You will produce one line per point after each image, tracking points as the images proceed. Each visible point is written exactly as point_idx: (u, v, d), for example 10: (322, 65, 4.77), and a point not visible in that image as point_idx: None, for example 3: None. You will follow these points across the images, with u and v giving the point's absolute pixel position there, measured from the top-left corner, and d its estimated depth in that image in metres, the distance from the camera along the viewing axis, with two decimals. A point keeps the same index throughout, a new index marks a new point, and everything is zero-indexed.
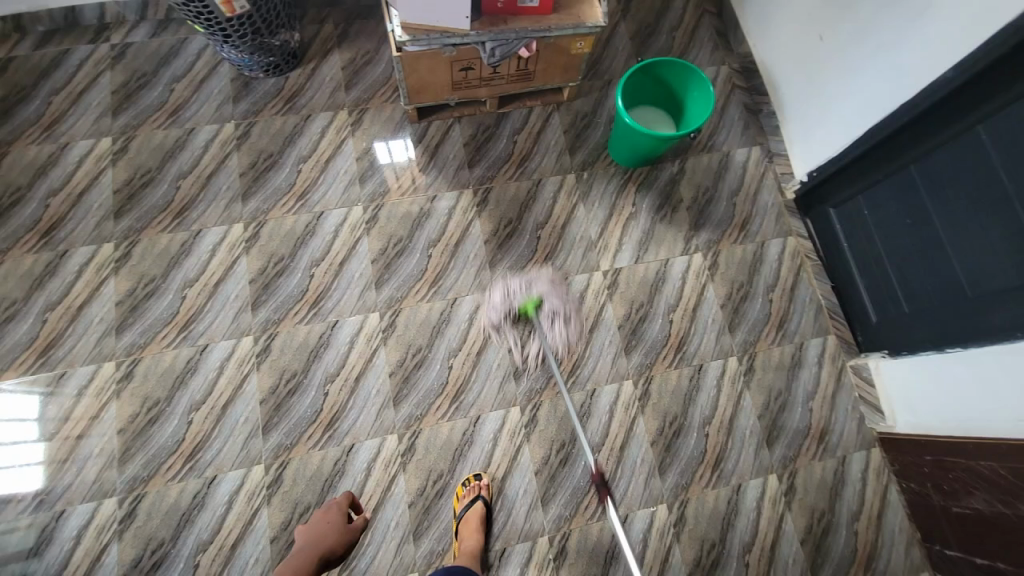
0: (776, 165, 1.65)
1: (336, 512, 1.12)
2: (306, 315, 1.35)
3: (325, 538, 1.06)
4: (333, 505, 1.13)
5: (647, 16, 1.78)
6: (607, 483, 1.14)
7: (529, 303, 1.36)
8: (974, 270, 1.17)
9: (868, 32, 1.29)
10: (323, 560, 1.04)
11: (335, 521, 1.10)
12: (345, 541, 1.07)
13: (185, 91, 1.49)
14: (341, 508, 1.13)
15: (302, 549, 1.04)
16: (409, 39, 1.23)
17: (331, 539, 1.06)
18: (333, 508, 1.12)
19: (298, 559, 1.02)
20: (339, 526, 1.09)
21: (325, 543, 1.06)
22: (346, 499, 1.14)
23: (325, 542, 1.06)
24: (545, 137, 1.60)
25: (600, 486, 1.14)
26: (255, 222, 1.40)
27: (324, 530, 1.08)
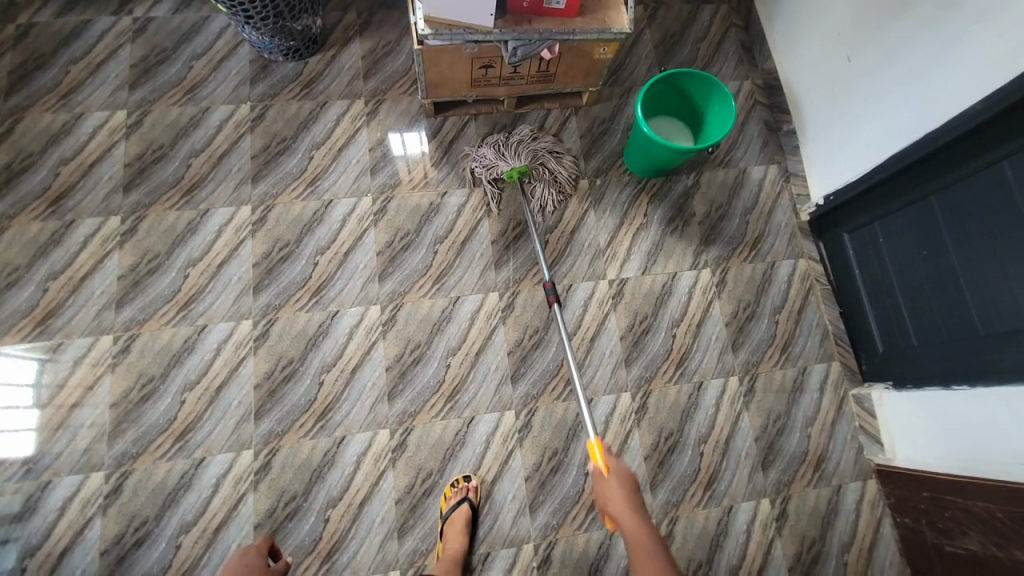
0: (792, 185, 1.63)
1: (254, 554, 1.03)
2: (307, 303, 1.34)
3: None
4: (251, 548, 1.05)
5: (673, 25, 1.76)
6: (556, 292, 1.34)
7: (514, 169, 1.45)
8: (988, 307, 1.15)
9: (898, 57, 1.27)
10: None
11: (256, 561, 1.02)
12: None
13: (203, 69, 1.48)
14: (260, 551, 1.05)
15: None
16: (431, 33, 1.22)
17: None
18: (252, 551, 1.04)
19: None
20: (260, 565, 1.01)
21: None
22: (266, 543, 1.07)
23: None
24: (560, 140, 1.59)
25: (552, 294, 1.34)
26: (264, 205, 1.40)
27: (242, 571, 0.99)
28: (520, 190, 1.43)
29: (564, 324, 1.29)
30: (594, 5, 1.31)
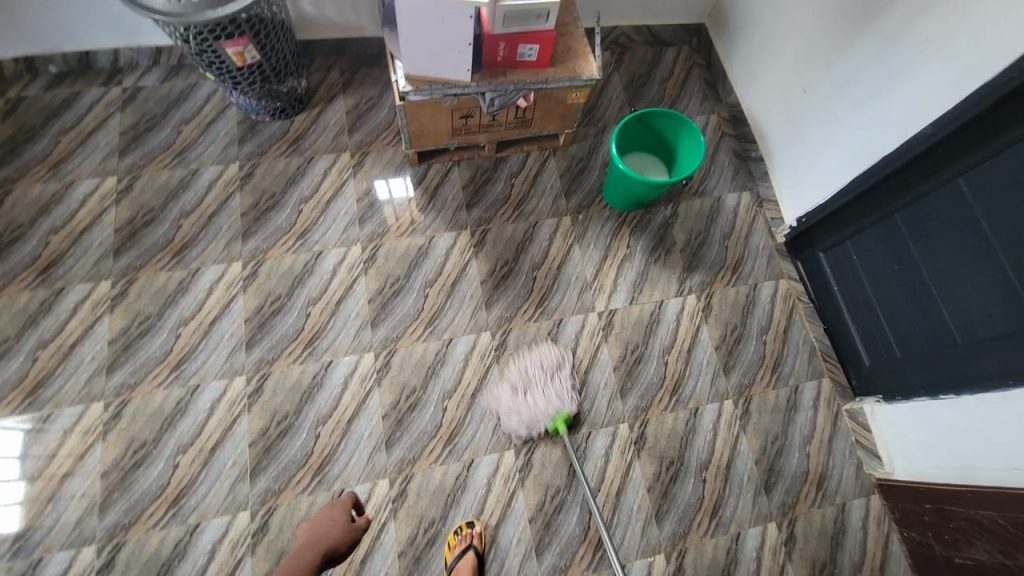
0: (766, 210, 1.70)
1: (340, 510, 1.14)
2: (300, 355, 1.34)
3: (324, 536, 1.07)
4: (337, 504, 1.15)
5: (640, 67, 1.87)
6: None
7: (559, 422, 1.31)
8: (963, 316, 1.19)
9: (850, 87, 1.36)
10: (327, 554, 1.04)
11: (338, 518, 1.11)
12: (348, 538, 1.08)
13: (192, 133, 1.53)
14: (344, 508, 1.14)
15: (307, 543, 1.06)
16: (412, 89, 1.28)
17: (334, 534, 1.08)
18: (338, 506, 1.14)
19: (301, 551, 1.03)
20: (340, 522, 1.10)
21: (328, 538, 1.07)
22: (350, 500, 1.16)
23: (328, 537, 1.07)
24: (541, 180, 1.65)
25: None
26: (254, 260, 1.42)
27: (326, 525, 1.10)
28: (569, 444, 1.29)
29: None
30: (564, 55, 1.39)
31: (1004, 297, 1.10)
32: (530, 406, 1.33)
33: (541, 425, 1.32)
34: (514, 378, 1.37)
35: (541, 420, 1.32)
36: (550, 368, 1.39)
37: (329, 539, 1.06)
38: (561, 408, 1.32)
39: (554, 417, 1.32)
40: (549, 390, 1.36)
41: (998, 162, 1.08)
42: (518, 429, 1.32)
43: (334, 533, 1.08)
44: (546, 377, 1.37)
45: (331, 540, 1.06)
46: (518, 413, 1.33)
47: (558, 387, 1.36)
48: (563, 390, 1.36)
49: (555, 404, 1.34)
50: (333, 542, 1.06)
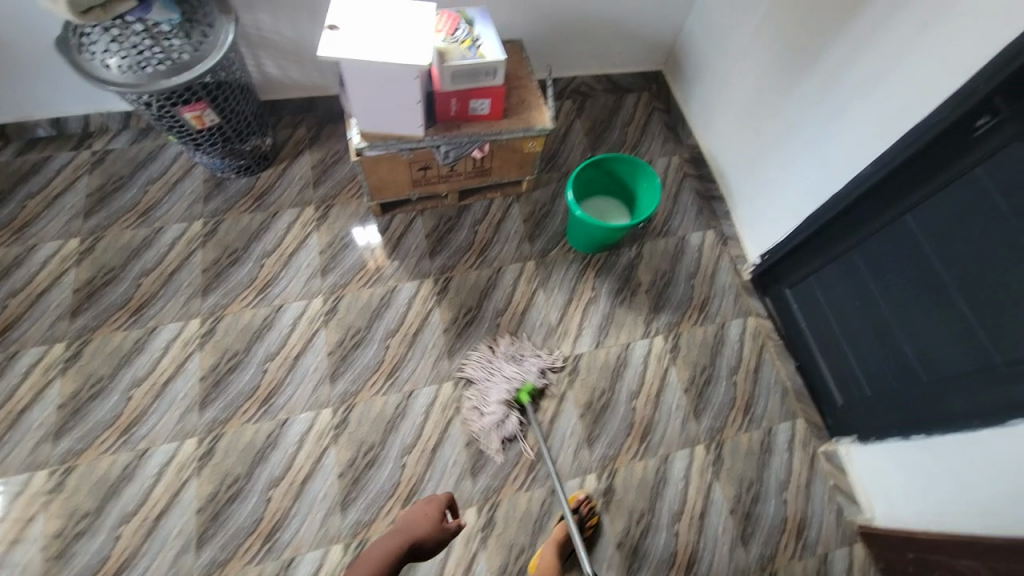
0: (730, 248, 1.70)
1: (435, 507, 1.16)
2: (255, 413, 1.31)
3: (413, 528, 1.12)
4: (434, 500, 1.18)
5: (601, 113, 1.93)
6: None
7: (525, 391, 1.37)
8: (925, 354, 1.17)
9: (795, 129, 1.37)
10: (413, 547, 1.11)
11: (431, 515, 1.14)
12: (435, 537, 1.12)
13: (158, 192, 1.56)
14: (439, 505, 1.17)
15: (399, 529, 1.13)
16: (367, 145, 1.30)
17: (423, 531, 1.12)
18: (435, 500, 1.18)
19: (393, 537, 1.11)
20: (428, 521, 1.14)
21: (416, 531, 1.12)
22: (446, 499, 1.18)
23: (417, 531, 1.12)
24: (505, 226, 1.66)
25: None
26: (213, 317, 1.41)
27: (418, 517, 1.14)
28: (535, 411, 1.34)
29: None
30: (517, 107, 1.43)
31: (962, 336, 1.08)
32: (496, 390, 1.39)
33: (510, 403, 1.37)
34: (473, 381, 1.42)
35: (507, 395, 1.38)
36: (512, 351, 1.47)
37: (417, 531, 1.12)
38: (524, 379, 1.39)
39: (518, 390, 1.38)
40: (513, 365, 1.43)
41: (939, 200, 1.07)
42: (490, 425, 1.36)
43: (422, 528, 1.12)
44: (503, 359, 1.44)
45: (417, 536, 1.11)
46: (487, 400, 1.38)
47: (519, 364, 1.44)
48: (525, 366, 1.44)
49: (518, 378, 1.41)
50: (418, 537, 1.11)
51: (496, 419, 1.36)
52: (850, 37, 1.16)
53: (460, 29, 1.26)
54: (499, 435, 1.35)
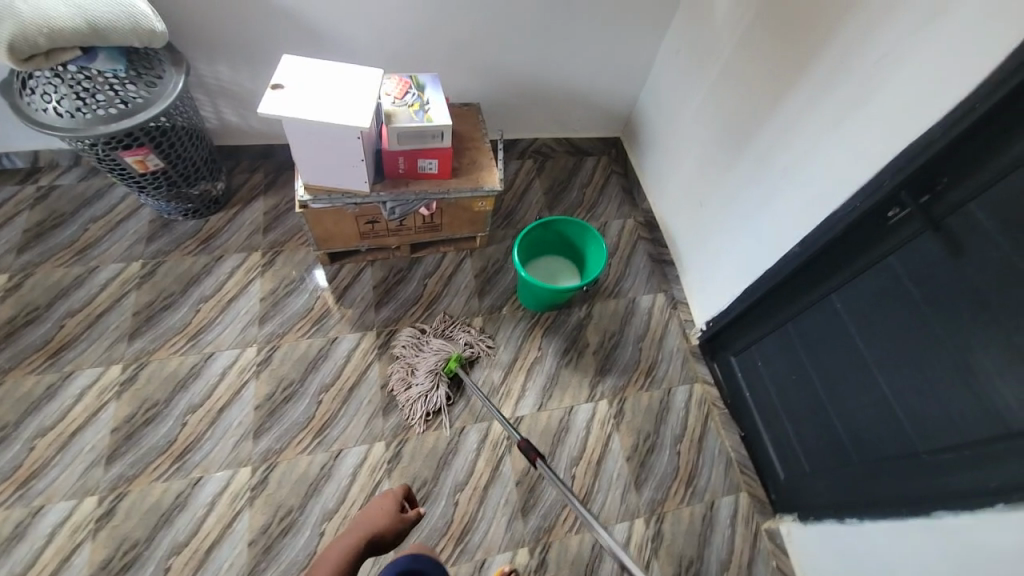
0: (680, 311, 1.71)
1: (391, 499, 1.11)
2: (166, 471, 1.24)
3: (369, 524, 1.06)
4: (390, 494, 1.13)
5: (560, 173, 1.98)
6: (533, 446, 1.25)
7: (453, 361, 1.45)
8: (856, 434, 1.16)
9: (733, 203, 1.42)
10: (372, 543, 1.03)
11: (387, 508, 1.09)
12: (394, 529, 1.06)
13: (99, 231, 1.53)
14: (395, 498, 1.12)
15: (355, 528, 1.05)
16: (311, 199, 1.30)
17: (380, 523, 1.06)
18: (389, 493, 1.13)
19: (348, 538, 1.03)
20: (385, 514, 1.08)
21: (375, 526, 1.06)
22: (402, 490, 1.13)
23: (375, 525, 1.06)
24: (455, 280, 1.65)
25: (529, 451, 1.26)
26: (136, 363, 1.35)
27: (374, 512, 1.09)
28: (467, 376, 1.41)
29: (559, 483, 1.19)
30: (468, 167, 1.47)
31: (888, 418, 1.08)
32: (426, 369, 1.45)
33: (440, 375, 1.44)
34: (400, 361, 1.47)
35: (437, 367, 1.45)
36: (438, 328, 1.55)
37: (373, 525, 1.06)
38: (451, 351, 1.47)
39: (446, 362, 1.45)
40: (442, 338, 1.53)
41: (858, 283, 1.10)
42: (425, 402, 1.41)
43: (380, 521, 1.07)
44: (429, 336, 1.52)
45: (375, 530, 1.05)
46: (418, 380, 1.43)
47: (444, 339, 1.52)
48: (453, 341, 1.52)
49: (444, 351, 1.48)
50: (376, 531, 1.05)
51: (429, 393, 1.42)
52: (777, 125, 1.22)
53: (410, 94, 1.31)
54: (436, 408, 1.42)
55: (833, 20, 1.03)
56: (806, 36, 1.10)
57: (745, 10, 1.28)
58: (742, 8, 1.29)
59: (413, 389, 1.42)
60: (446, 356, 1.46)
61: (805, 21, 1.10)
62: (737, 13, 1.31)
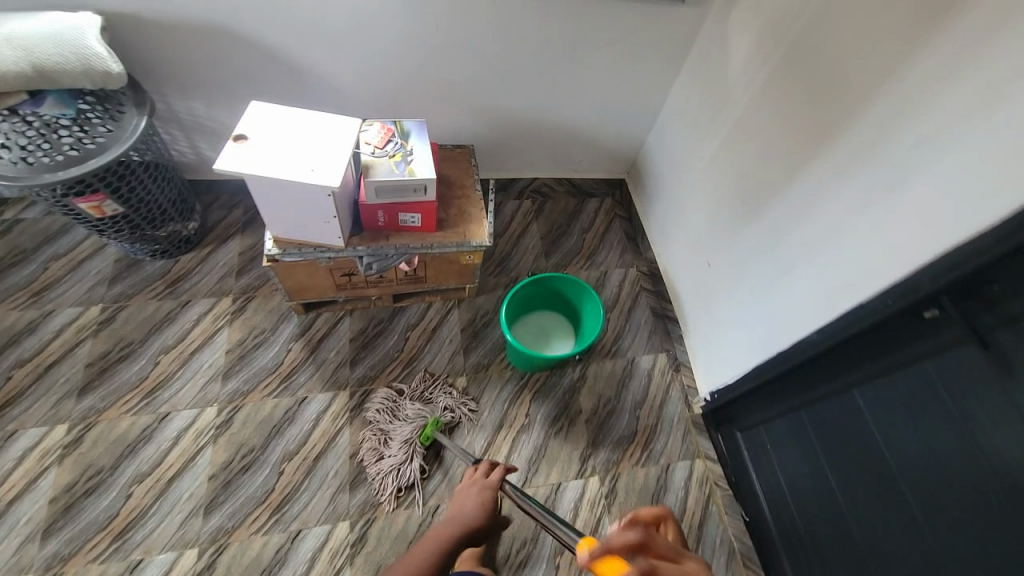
0: (682, 375, 1.58)
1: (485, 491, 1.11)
2: (104, 551, 1.13)
3: (469, 512, 1.08)
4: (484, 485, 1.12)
5: (560, 216, 1.86)
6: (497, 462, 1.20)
7: (429, 428, 1.32)
8: (874, 550, 1.02)
9: (744, 271, 1.30)
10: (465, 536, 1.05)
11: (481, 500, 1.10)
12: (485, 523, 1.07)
13: (60, 270, 1.43)
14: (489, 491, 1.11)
15: (451, 517, 1.07)
16: (279, 252, 1.19)
17: (472, 513, 1.07)
18: (488, 484, 1.12)
19: (446, 526, 1.06)
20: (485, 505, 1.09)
21: (467, 517, 1.07)
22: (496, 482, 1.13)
23: (468, 515, 1.07)
24: (439, 334, 1.53)
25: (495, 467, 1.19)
26: (84, 423, 1.24)
27: (470, 503, 1.09)
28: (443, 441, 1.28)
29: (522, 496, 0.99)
30: (455, 219, 1.35)
31: (913, 543, 0.94)
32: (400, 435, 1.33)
33: (414, 446, 1.31)
34: (374, 428, 1.34)
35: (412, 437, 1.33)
36: (418, 390, 1.42)
37: (469, 517, 1.07)
38: (429, 416, 1.35)
39: (423, 429, 1.33)
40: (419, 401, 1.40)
41: (884, 384, 0.97)
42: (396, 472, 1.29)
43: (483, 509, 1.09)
44: (406, 399, 1.40)
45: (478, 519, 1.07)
46: (391, 451, 1.31)
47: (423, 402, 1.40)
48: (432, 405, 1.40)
49: (423, 415, 1.37)
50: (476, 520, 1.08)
51: (403, 465, 1.30)
52: (796, 194, 1.10)
53: (392, 143, 1.20)
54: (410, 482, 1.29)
55: (864, 88, 0.91)
56: (830, 101, 0.98)
57: (762, 65, 1.16)
58: (759, 63, 1.17)
59: (384, 460, 1.30)
60: (423, 422, 1.34)
61: (829, 84, 0.98)
62: (754, 67, 1.19)
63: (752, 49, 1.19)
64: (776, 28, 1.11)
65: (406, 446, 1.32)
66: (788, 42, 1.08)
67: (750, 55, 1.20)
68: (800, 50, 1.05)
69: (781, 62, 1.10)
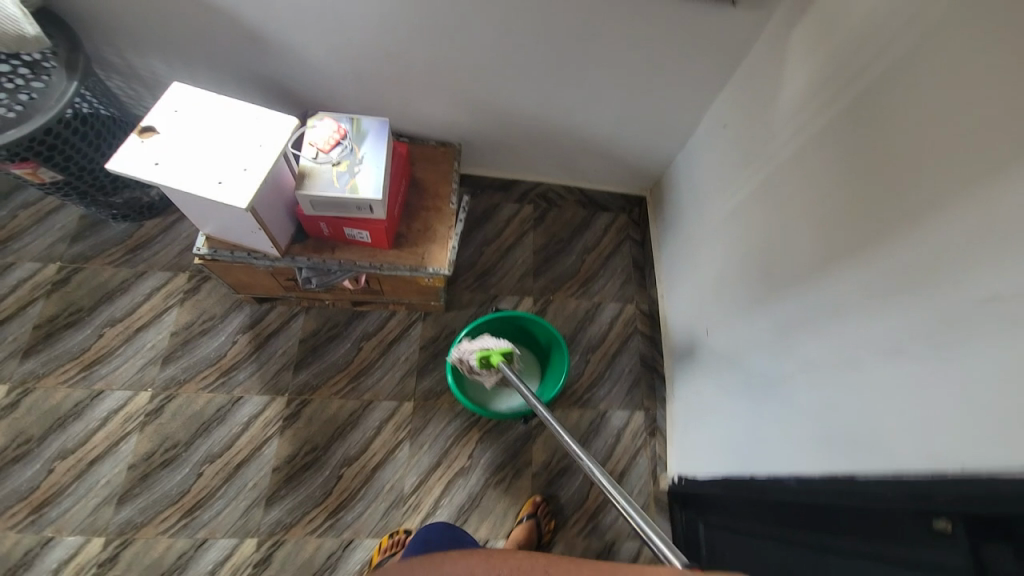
0: (656, 442, 1.39)
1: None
2: (20, 522, 1.14)
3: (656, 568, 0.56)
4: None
5: (562, 229, 1.63)
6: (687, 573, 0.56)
7: (497, 352, 1.08)
8: None
9: (740, 360, 1.06)
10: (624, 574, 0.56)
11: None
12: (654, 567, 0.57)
13: (26, 220, 1.39)
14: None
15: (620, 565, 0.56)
16: (209, 252, 1.08)
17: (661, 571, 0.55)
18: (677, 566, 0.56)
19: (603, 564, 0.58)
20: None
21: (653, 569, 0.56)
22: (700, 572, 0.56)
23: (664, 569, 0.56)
24: (395, 349, 1.40)
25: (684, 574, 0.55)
26: (22, 387, 1.24)
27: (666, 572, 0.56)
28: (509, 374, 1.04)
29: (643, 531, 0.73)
30: (415, 237, 1.18)
31: None
32: (339, 458, 1.27)
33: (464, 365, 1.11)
34: (309, 446, 1.27)
35: (468, 358, 1.10)
36: (359, 410, 1.32)
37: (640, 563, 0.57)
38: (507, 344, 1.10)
39: (494, 350, 1.08)
40: (357, 424, 1.31)
41: (819, 556, 0.74)
42: (314, 494, 1.23)
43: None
44: (343, 421, 1.31)
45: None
46: (315, 477, 1.25)
47: (366, 423, 1.31)
48: (371, 430, 1.31)
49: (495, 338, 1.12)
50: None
51: (325, 487, 1.24)
52: (814, 295, 0.85)
53: (340, 147, 1.02)
54: (330, 509, 1.22)
55: (934, 192, 0.63)
56: (885, 194, 0.71)
57: (814, 116, 0.88)
58: (812, 109, 0.88)
59: (311, 481, 1.24)
60: (498, 343, 1.10)
61: (891, 170, 0.70)
62: (805, 115, 0.91)
63: (810, 89, 0.89)
64: (843, 72, 0.82)
65: (336, 471, 1.26)
66: (852, 97, 0.79)
67: (804, 96, 0.91)
68: (863, 111, 0.76)
69: (838, 121, 0.82)
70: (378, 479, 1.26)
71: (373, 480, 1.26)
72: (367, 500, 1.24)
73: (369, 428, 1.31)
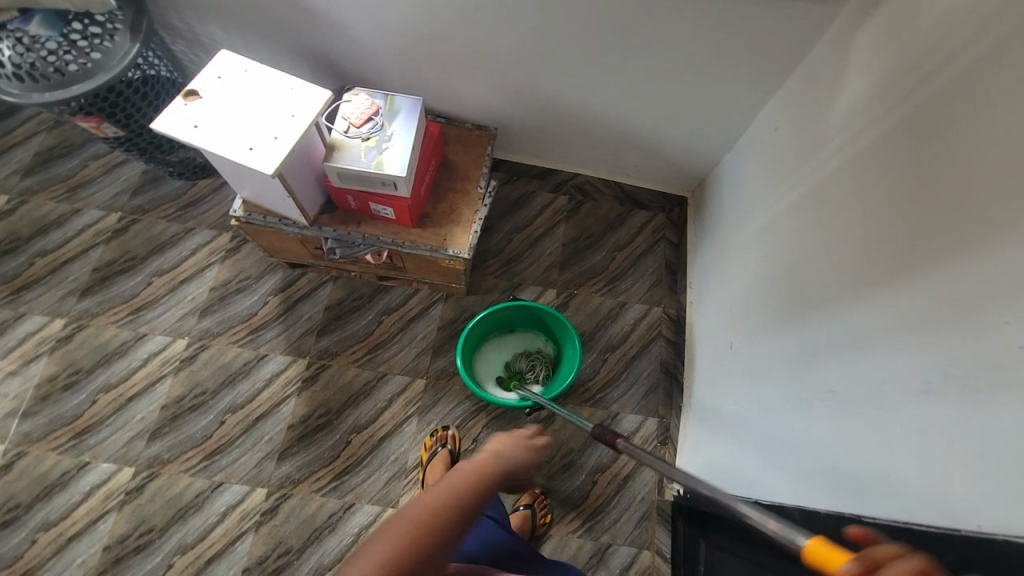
0: (666, 452, 1.35)
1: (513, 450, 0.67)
2: (65, 444, 1.26)
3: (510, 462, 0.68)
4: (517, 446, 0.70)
5: (596, 222, 1.58)
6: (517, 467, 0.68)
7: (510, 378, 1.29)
8: None
9: (760, 380, 1.00)
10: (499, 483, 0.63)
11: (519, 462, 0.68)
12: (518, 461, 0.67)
13: (95, 170, 1.51)
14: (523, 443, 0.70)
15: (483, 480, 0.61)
16: (244, 215, 1.13)
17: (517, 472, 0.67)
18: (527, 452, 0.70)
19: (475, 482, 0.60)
20: (520, 453, 0.67)
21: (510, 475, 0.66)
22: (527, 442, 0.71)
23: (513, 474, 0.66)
24: (414, 326, 1.42)
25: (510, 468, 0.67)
26: (78, 322, 1.36)
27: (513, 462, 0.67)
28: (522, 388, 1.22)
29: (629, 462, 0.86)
30: (439, 218, 1.18)
31: None
32: (349, 424, 1.32)
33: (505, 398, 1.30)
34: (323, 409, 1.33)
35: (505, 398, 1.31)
36: (373, 381, 1.36)
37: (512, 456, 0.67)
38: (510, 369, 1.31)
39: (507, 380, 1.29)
40: (369, 394, 1.35)
41: None
42: (323, 455, 1.29)
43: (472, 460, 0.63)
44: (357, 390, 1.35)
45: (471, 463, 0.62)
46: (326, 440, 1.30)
47: (378, 395, 1.35)
48: (382, 402, 1.34)
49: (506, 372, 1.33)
50: (508, 474, 0.65)
51: (334, 450, 1.29)
52: (845, 320, 0.78)
53: (372, 123, 1.04)
54: (336, 472, 1.27)
55: (988, 222, 0.56)
56: (933, 217, 0.64)
57: (869, 124, 0.80)
58: (868, 117, 0.80)
59: (322, 442, 1.30)
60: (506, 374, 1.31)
61: (942, 191, 0.63)
62: (860, 122, 0.82)
63: (869, 95, 0.81)
64: (906, 77, 0.73)
65: (345, 436, 1.31)
66: (913, 105, 0.71)
67: (862, 101, 0.82)
68: (923, 122, 0.68)
69: (893, 131, 0.74)
70: (383, 450, 1.30)
71: (378, 450, 1.30)
72: (371, 468, 1.28)
73: (380, 401, 1.34)
